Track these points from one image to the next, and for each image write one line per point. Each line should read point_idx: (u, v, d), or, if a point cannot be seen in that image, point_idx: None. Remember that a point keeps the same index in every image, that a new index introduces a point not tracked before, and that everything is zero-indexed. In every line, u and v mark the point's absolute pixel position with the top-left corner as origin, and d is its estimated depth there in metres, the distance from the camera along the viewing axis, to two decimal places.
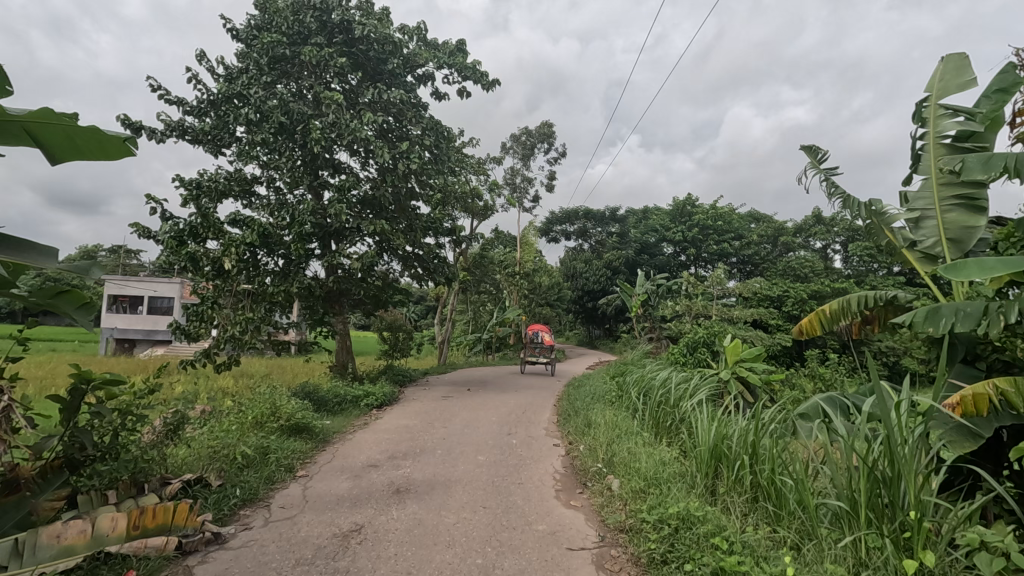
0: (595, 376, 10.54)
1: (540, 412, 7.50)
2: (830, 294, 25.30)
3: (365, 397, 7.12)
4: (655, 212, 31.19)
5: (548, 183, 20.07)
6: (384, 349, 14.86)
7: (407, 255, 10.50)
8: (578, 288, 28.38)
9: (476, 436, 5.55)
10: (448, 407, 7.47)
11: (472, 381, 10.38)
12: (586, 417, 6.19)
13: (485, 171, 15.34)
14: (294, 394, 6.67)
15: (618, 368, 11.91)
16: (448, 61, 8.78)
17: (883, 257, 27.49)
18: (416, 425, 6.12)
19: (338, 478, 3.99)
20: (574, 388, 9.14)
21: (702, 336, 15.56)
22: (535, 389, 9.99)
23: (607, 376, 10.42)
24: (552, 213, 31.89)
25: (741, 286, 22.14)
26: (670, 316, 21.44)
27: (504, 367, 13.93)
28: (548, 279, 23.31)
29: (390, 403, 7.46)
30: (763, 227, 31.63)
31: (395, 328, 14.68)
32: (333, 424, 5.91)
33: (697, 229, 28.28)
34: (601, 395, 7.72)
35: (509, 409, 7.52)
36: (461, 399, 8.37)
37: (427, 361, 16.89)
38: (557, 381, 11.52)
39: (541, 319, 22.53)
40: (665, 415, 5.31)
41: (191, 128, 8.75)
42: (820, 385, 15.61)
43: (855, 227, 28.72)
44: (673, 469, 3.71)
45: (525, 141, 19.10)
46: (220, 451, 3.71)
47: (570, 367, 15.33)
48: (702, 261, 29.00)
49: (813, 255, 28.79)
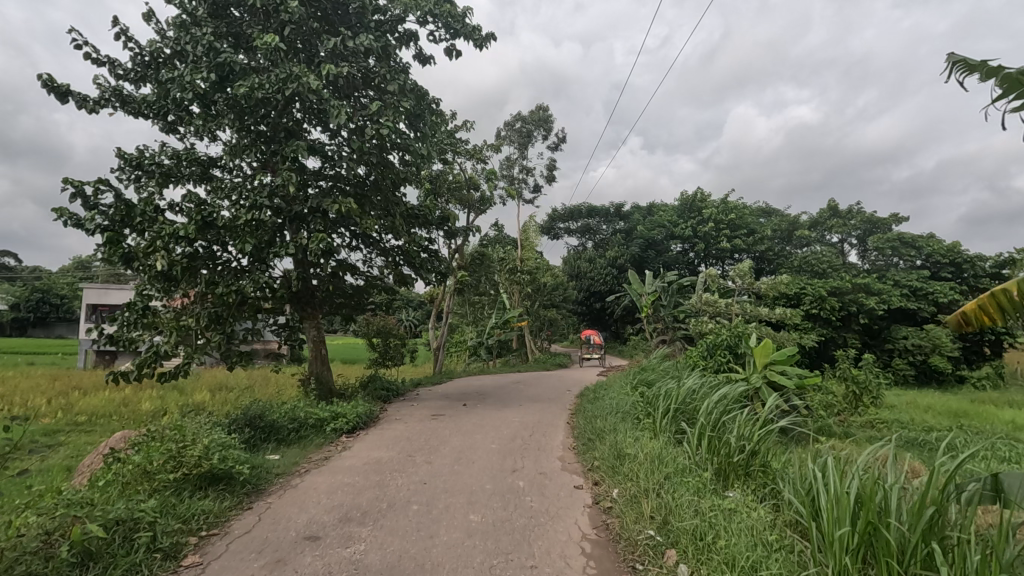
0: (613, 385, 9.11)
1: (551, 434, 6.04)
2: (850, 291, 23.93)
3: (334, 420, 5.69)
4: (662, 207, 29.81)
5: (549, 173, 18.68)
6: (375, 358, 13.50)
7: (391, 248, 9.06)
8: (583, 289, 27.02)
9: (471, 477, 4.09)
10: (437, 429, 6.02)
11: (471, 394, 8.98)
12: (616, 445, 4.70)
13: (482, 158, 13.95)
14: (238, 416, 5.21)
15: (638, 376, 10.49)
16: (433, 12, 7.32)
17: (904, 250, 26.11)
18: (392, 459, 4.65)
19: (248, 567, 2.56)
20: (590, 402, 7.69)
21: (724, 339, 14.19)
22: (542, 402, 8.57)
23: (627, 384, 9.01)
24: (554, 210, 30.47)
25: (757, 282, 20.78)
26: (683, 315, 20.05)
27: (507, 375, 12.55)
28: (553, 279, 21.97)
29: (365, 426, 6.00)
30: (775, 222, 30.25)
31: (387, 335, 13.31)
32: (278, 461, 4.47)
33: (706, 225, 26.90)
34: (626, 410, 6.26)
35: (514, 430, 6.07)
36: (453, 416, 6.92)
37: (423, 369, 15.54)
38: (568, 391, 10.14)
39: (546, 322, 21.19)
40: (727, 446, 3.87)
41: (131, 96, 7.38)
42: (855, 388, 14.21)
43: (873, 220, 27.33)
44: (786, 562, 2.29)
45: (520, 128, 17.76)
46: (40, 542, 2.32)
47: (580, 374, 13.97)
48: (712, 258, 27.63)
49: (830, 249, 27.40)
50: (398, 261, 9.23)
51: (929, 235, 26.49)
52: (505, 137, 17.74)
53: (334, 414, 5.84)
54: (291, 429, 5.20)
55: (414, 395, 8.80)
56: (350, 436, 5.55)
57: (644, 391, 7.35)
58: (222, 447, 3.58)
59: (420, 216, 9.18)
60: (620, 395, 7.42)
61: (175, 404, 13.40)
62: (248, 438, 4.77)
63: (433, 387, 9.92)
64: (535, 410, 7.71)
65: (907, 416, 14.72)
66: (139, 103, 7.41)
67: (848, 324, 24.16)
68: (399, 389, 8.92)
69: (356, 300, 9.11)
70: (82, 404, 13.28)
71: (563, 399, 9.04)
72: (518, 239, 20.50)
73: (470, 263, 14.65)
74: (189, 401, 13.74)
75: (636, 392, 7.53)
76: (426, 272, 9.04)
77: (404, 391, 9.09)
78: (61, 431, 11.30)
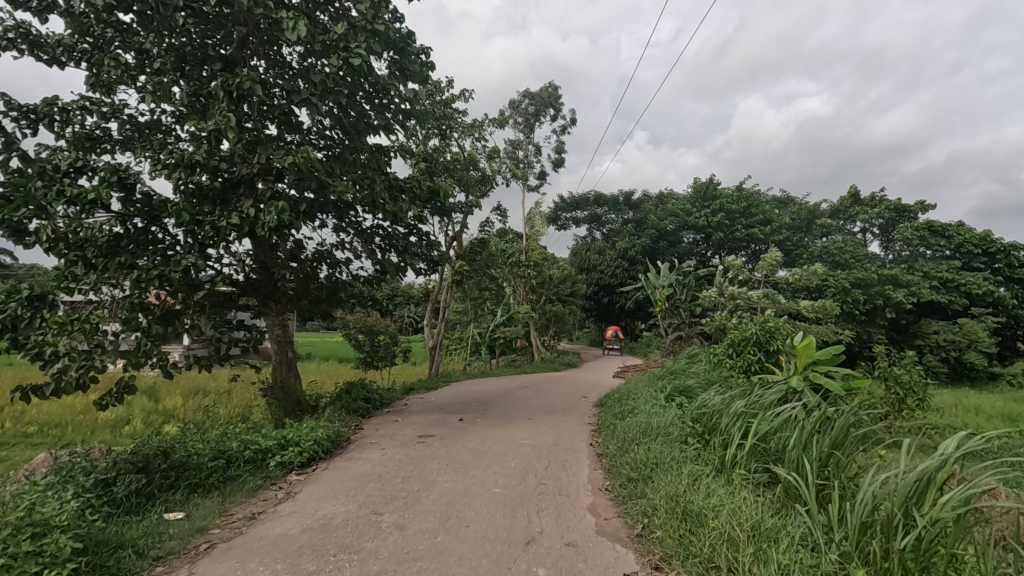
0: (641, 392, 7.62)
1: (575, 466, 4.54)
2: (877, 283, 22.37)
3: (281, 452, 4.22)
4: (674, 196, 28.22)
5: (557, 155, 17.10)
6: (364, 360, 12.14)
7: (373, 229, 7.56)
8: (591, 282, 25.53)
9: (466, 563, 2.61)
10: (422, 459, 4.54)
11: (469, 404, 7.54)
12: (678, 496, 3.21)
13: (482, 135, 12.41)
14: (139, 450, 3.72)
15: (665, 379, 9.02)
16: None
17: (933, 240, 24.50)
18: (348, 519, 3.17)
19: None
20: (618, 416, 6.18)
21: (754, 335, 12.70)
22: (558, 414, 7.07)
23: (656, 391, 7.56)
24: (560, 199, 28.89)
25: (780, 274, 19.21)
26: (701, 310, 18.52)
27: (512, 378, 11.11)
28: (559, 272, 20.50)
29: (325, 458, 4.49)
30: (793, 210, 28.66)
31: (375, 333, 11.94)
32: (176, 526, 3.01)
33: (721, 214, 25.37)
34: (670, 432, 4.76)
35: (525, 461, 4.57)
36: (443, 437, 5.43)
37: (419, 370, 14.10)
38: (583, 399, 8.69)
39: (552, 318, 19.74)
40: (881, 515, 2.37)
41: (41, 33, 5.89)
42: (900, 390, 12.69)
43: (899, 208, 25.67)
44: None
45: (525, 106, 16.23)
46: None
47: (592, 375, 12.53)
48: (727, 249, 26.05)
49: (852, 239, 25.80)
50: (383, 249, 7.70)
51: (958, 223, 24.86)
52: (509, 116, 16.19)
53: (284, 442, 4.36)
54: (213, 470, 3.71)
55: (402, 406, 7.30)
56: (302, 476, 4.06)
57: (688, 404, 5.86)
58: (3, 559, 2.08)
59: (408, 192, 7.70)
60: (655, 408, 5.92)
61: (142, 412, 12.00)
62: (134, 503, 3.22)
63: (426, 395, 8.43)
64: (549, 426, 6.22)
65: (957, 420, 13.16)
66: (52, 49, 5.90)
67: (874, 318, 22.64)
68: (383, 399, 7.44)
69: (333, 294, 7.60)
70: (37, 411, 11.88)
71: (580, 409, 7.57)
72: (523, 228, 18.98)
73: (469, 252, 13.19)
74: (158, 408, 12.31)
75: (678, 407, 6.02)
76: (419, 264, 7.46)
77: (391, 402, 7.61)
78: (5, 444, 9.92)
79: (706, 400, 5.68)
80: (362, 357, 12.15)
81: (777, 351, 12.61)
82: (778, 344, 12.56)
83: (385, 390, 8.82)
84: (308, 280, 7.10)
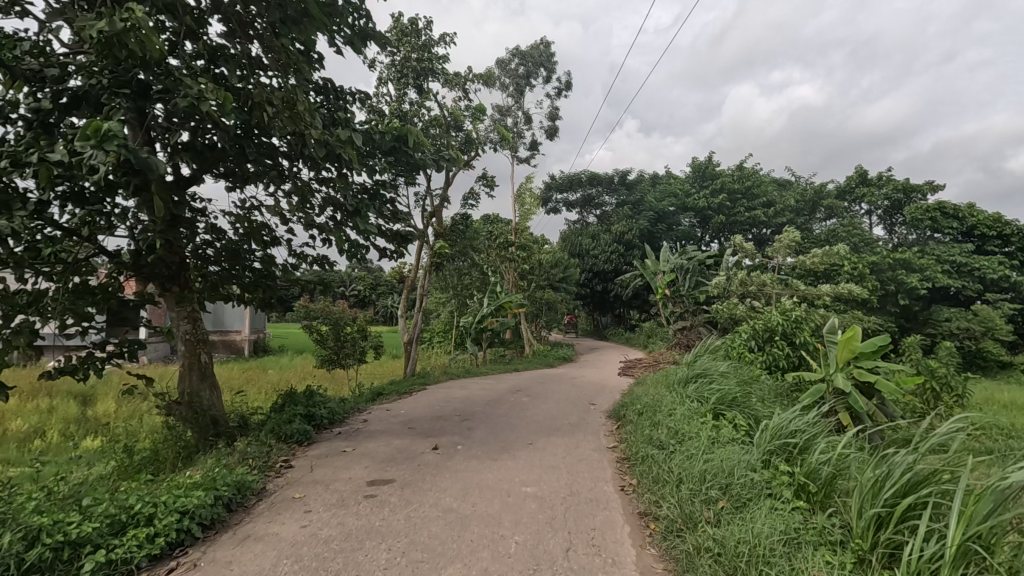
0: (668, 397, 5.94)
1: (618, 551, 2.79)
2: (888, 267, 21.05)
3: (110, 541, 2.45)
4: (671, 176, 26.59)
5: (551, 124, 15.27)
6: (328, 358, 10.31)
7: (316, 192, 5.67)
8: (585, 269, 23.89)
9: None
10: (364, 542, 2.76)
11: (448, 419, 5.82)
12: None
13: (464, 90, 10.60)
14: None
15: (694, 380, 7.32)
16: None
17: (944, 222, 23.09)
18: None
19: None
20: (652, 438, 4.47)
21: (778, 326, 11.09)
22: (565, 433, 5.36)
23: (685, 398, 5.91)
24: (551, 178, 27.10)
25: (791, 256, 17.71)
26: (707, 296, 16.96)
27: (502, 378, 9.45)
28: (551, 256, 18.80)
29: (201, 545, 2.70)
30: (796, 191, 27.17)
31: (340, 326, 10.15)
32: None
33: (722, 195, 23.87)
34: (759, 489, 3.04)
35: (537, 542, 2.82)
36: (405, 484, 3.67)
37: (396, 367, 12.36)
38: (590, 406, 7.05)
39: (544, 306, 18.08)
40: None
41: None
42: (940, 385, 11.23)
43: (907, 188, 24.32)
44: None
45: (515, 67, 14.41)
46: None
47: (593, 373, 10.84)
48: (728, 232, 24.53)
49: (859, 221, 24.43)
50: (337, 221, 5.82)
51: (969, 204, 23.57)
52: (497, 78, 14.34)
53: (121, 519, 2.59)
54: None
55: (357, 426, 5.50)
56: None
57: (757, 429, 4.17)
58: None
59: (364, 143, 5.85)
60: (708, 432, 4.21)
61: (63, 421, 10.09)
62: None
63: (393, 407, 6.65)
64: (556, 459, 4.48)
65: (1001, 417, 11.78)
66: None
67: (883, 305, 21.30)
68: (332, 415, 5.63)
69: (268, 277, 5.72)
70: None
71: (591, 426, 5.82)
72: (513, 207, 17.18)
73: (450, 231, 11.40)
74: (83, 417, 10.40)
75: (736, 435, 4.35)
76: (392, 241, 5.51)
77: (345, 419, 5.80)
78: None
79: (786, 425, 3.98)
80: (325, 354, 10.34)
81: (805, 344, 11.02)
82: (806, 336, 10.96)
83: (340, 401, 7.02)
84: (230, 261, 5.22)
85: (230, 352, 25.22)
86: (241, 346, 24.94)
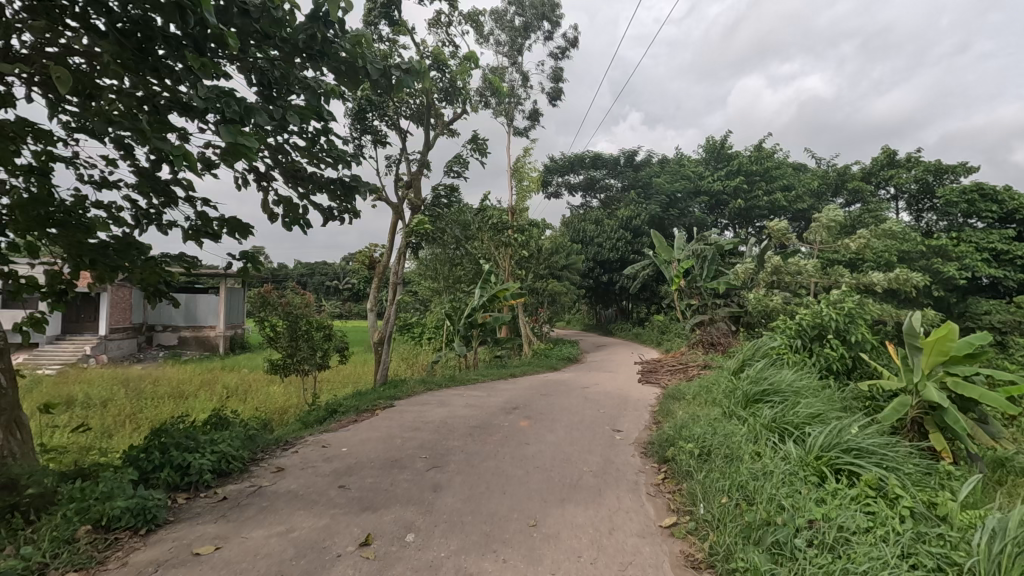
0: (741, 435, 3.96)
1: None
2: (921, 257, 19.13)
3: None
4: (681, 158, 24.55)
5: (553, 88, 13.20)
6: (282, 363, 8.32)
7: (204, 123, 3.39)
8: (588, 257, 21.85)
9: None
10: None
11: (405, 467, 3.85)
12: None
13: (449, 30, 8.56)
14: None
15: (761, 401, 5.30)
16: None
17: (981, 206, 20.98)
18: None
19: None
20: (762, 527, 2.56)
21: (834, 322, 9.07)
22: (585, 499, 3.36)
23: (760, 436, 3.96)
24: (552, 160, 25.04)
25: (822, 241, 15.77)
26: (729, 286, 15.01)
27: (496, 389, 7.49)
28: (552, 241, 16.79)
29: None
30: (816, 174, 25.09)
31: (298, 322, 8.22)
32: None
33: (739, 177, 21.93)
34: None
35: None
36: None
37: (367, 372, 10.41)
38: (615, 433, 5.10)
39: (545, 298, 16.15)
40: None
41: None
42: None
43: (939, 169, 22.29)
44: None
45: (511, 19, 12.36)
46: None
47: (607, 379, 8.91)
48: (744, 219, 22.58)
49: (886, 205, 22.45)
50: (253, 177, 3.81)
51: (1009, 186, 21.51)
52: (490, 29, 12.26)
53: None
54: None
55: (258, 485, 3.49)
56: None
57: (978, 536, 2.31)
58: None
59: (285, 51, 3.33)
60: (895, 554, 2.23)
61: None
62: None
63: (331, 440, 4.66)
64: (581, 568, 2.48)
65: None
66: None
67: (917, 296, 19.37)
68: (221, 465, 3.61)
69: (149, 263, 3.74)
70: None
71: (621, 477, 3.83)
72: (509, 185, 15.12)
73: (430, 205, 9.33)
74: None
75: (914, 532, 2.49)
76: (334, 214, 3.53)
77: (248, 470, 3.79)
78: None
79: None
80: (278, 359, 8.35)
81: (864, 343, 9.04)
82: (865, 334, 8.96)
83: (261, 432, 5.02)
84: (65, 234, 3.26)
85: (203, 349, 23.24)
86: (216, 343, 22.98)
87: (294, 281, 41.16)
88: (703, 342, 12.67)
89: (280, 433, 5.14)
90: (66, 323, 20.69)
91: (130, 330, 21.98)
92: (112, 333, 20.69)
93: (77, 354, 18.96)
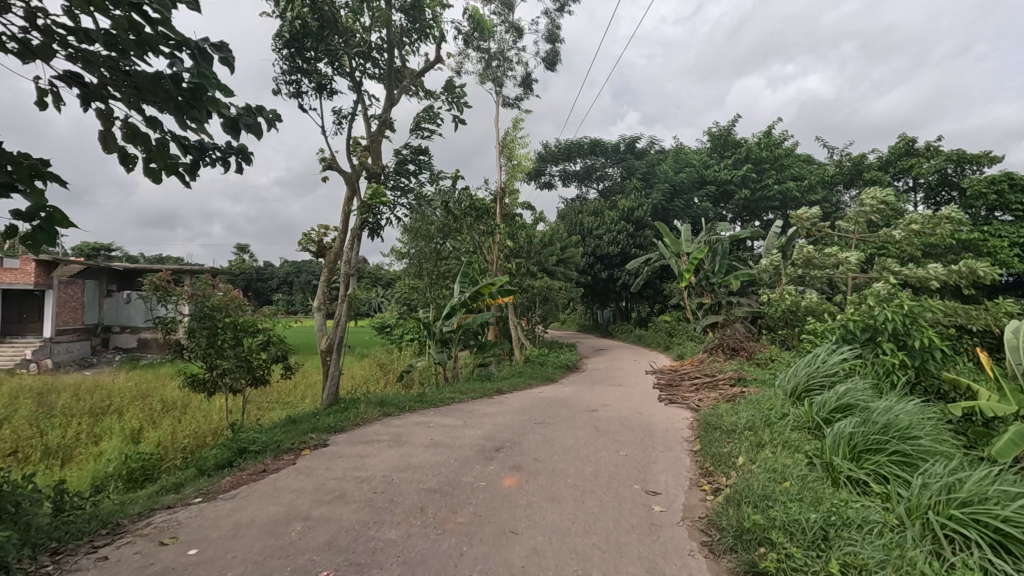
0: (916, 546, 2.28)
1: None
2: (950, 251, 17.46)
3: None
4: (685, 146, 22.80)
5: (550, 51, 11.29)
6: (201, 377, 6.52)
7: None
8: (586, 252, 20.02)
9: None
10: None
11: None
12: None
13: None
14: None
15: (884, 450, 3.37)
16: None
17: (1011, 197, 19.24)
18: None
19: None
20: None
21: (892, 323, 7.18)
22: None
23: (941, 543, 2.31)
24: (546, 147, 23.23)
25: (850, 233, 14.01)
26: (747, 283, 13.25)
27: (475, 414, 5.64)
28: (546, 232, 14.92)
29: None
30: (828, 164, 23.33)
31: (218, 327, 6.31)
32: None
33: (749, 165, 20.18)
34: None
35: None
36: None
37: (315, 392, 8.53)
38: (650, 504, 3.26)
39: (539, 296, 14.32)
40: None
41: None
42: None
43: (964, 157, 20.60)
44: None
45: None
46: None
47: (617, 395, 7.07)
48: (754, 211, 20.83)
49: (906, 197, 20.76)
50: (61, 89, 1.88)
51: None
52: None
53: None
54: None
55: None
56: None
57: None
58: None
59: None
60: None
61: None
62: None
63: (184, 529, 2.77)
64: None
65: None
66: None
67: None
68: None
69: None
70: None
71: None
72: (498, 164, 13.19)
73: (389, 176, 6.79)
74: None
75: None
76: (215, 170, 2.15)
77: None
78: None
79: None
80: (195, 372, 6.56)
81: (933, 350, 7.13)
82: (935, 339, 7.05)
83: (84, 511, 3.12)
84: None
85: (165, 352, 21.17)
86: None
87: (275, 278, 38.95)
88: (722, 347, 10.93)
89: (123, 508, 3.25)
90: (6, 323, 18.59)
91: (82, 331, 19.91)
92: (58, 334, 18.61)
93: (15, 359, 16.90)
